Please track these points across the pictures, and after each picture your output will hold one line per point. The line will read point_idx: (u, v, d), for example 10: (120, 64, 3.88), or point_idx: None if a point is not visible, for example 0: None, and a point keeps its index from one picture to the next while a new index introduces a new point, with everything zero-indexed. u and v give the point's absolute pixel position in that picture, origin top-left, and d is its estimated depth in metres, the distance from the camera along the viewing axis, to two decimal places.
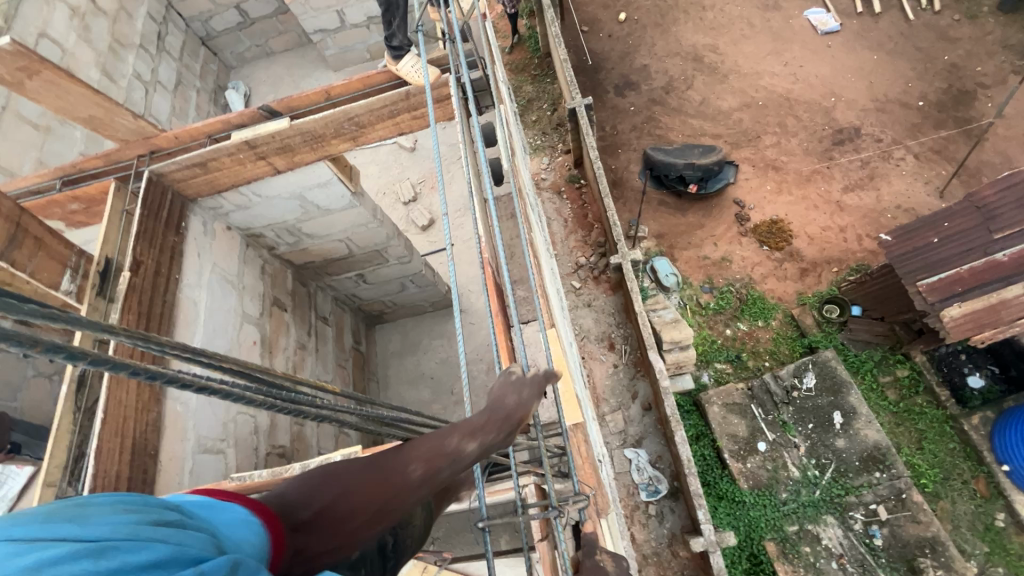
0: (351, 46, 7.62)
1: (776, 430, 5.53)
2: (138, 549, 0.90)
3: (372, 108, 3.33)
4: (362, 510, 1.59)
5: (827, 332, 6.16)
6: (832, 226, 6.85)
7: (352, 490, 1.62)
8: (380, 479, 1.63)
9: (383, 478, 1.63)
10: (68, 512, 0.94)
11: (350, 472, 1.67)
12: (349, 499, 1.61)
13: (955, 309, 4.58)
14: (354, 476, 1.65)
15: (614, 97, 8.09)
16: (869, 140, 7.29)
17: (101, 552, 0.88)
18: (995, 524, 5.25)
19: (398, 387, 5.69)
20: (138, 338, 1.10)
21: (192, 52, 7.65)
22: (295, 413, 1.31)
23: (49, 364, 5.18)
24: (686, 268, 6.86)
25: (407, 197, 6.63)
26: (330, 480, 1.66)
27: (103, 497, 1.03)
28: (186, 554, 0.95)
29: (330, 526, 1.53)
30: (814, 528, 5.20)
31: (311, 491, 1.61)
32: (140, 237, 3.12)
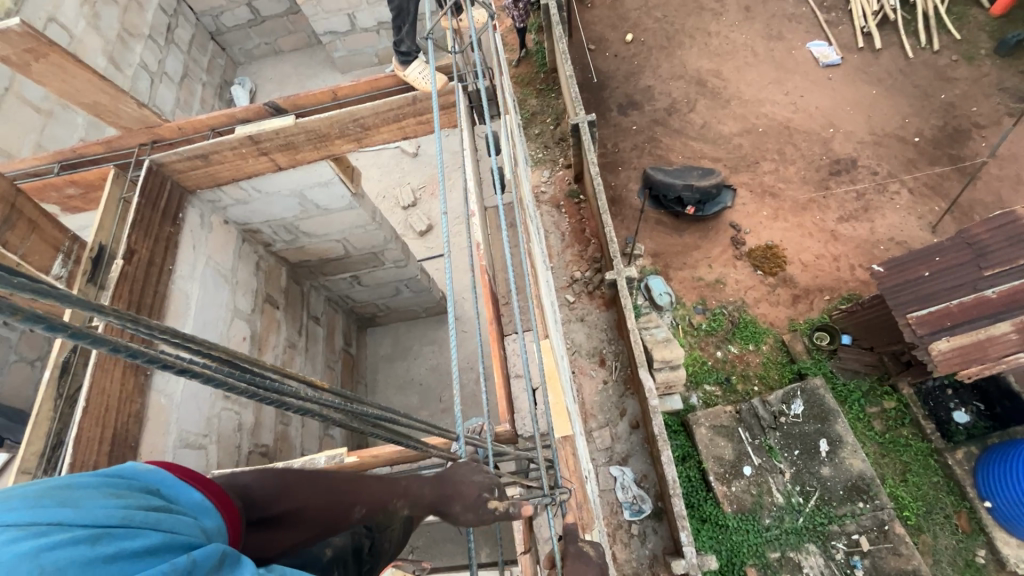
0: (360, 49, 7.68)
1: (762, 454, 5.52)
2: (132, 538, 1.12)
3: (378, 110, 3.35)
4: (310, 526, 1.88)
5: (817, 359, 6.19)
6: (826, 255, 6.92)
7: (309, 506, 1.91)
8: (334, 505, 1.93)
9: (334, 508, 1.92)
10: (65, 498, 1.14)
11: (313, 484, 1.95)
12: (305, 515, 1.88)
13: (944, 342, 4.62)
14: (316, 493, 1.93)
15: (617, 115, 8.19)
16: (865, 172, 7.40)
17: (101, 536, 1.09)
18: (975, 560, 5.26)
19: (386, 392, 5.65)
20: (127, 320, 1.10)
21: (200, 46, 7.68)
22: (278, 404, 1.27)
23: (33, 350, 5.10)
24: (680, 288, 6.90)
25: (407, 202, 6.64)
26: (296, 486, 1.92)
27: (85, 482, 1.22)
28: (173, 541, 1.19)
29: (283, 529, 1.82)
30: (795, 555, 5.21)
31: (275, 491, 1.87)
32: (135, 226, 3.10)
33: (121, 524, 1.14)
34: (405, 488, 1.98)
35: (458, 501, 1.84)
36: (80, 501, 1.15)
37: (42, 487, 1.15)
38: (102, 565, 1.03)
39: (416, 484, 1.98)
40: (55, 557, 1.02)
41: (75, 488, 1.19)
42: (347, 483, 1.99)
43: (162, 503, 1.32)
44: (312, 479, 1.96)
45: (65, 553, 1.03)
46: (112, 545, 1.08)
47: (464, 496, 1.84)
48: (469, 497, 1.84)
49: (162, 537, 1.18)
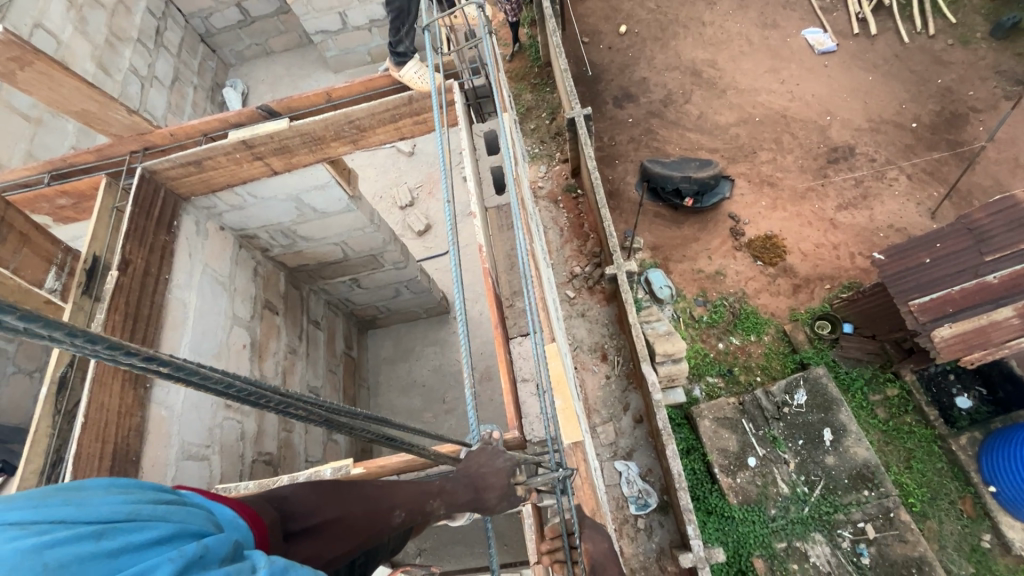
0: (352, 48, 7.60)
1: (766, 445, 5.51)
2: (138, 531, 1.20)
3: (374, 112, 3.31)
4: (349, 536, 1.99)
5: (819, 349, 6.17)
6: (826, 243, 6.89)
7: (347, 515, 2.03)
8: (371, 512, 2.05)
9: (371, 516, 2.04)
10: (72, 496, 1.21)
11: (349, 497, 2.09)
12: (345, 521, 2.02)
13: (946, 329, 4.60)
14: (354, 501, 2.07)
15: (613, 108, 8.12)
16: (863, 159, 7.36)
17: (106, 531, 1.16)
18: (981, 544, 5.26)
19: (389, 394, 5.62)
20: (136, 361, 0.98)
21: (190, 49, 7.59)
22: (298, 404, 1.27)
23: (31, 363, 5.05)
24: (680, 281, 6.86)
25: (404, 202, 6.58)
26: (330, 499, 2.06)
27: (94, 483, 1.32)
28: (185, 531, 1.29)
29: (325, 540, 1.95)
30: (802, 545, 5.18)
31: (315, 503, 2.02)
32: (129, 236, 3.05)
33: (127, 517, 1.22)
34: (438, 490, 2.09)
35: (489, 493, 2.00)
36: (89, 497, 1.23)
37: (46, 489, 1.22)
38: (103, 561, 1.11)
39: (446, 482, 2.09)
40: (59, 553, 1.09)
41: (83, 486, 1.27)
42: (381, 492, 2.12)
43: (176, 496, 1.42)
44: (349, 493, 2.11)
45: (71, 548, 1.10)
46: (117, 540, 1.16)
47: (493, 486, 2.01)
48: (499, 487, 2.01)
49: (171, 527, 1.27)
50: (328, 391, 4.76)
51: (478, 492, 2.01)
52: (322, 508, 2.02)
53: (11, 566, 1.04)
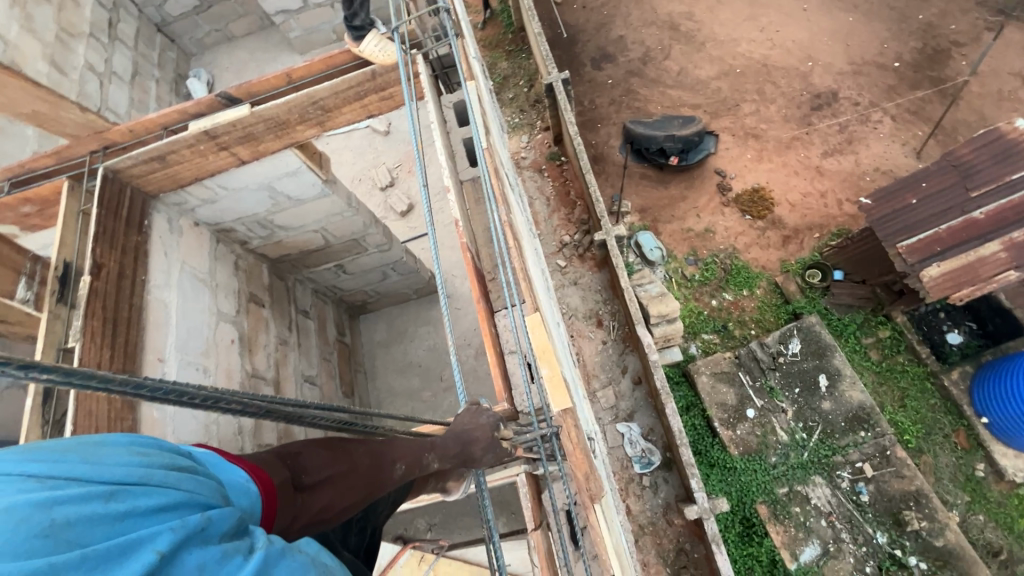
0: (316, 27, 7.33)
1: (763, 396, 5.60)
2: (143, 496, 1.21)
3: (337, 90, 3.21)
4: (358, 489, 1.90)
5: (811, 298, 6.20)
6: (812, 192, 6.86)
7: (353, 469, 1.93)
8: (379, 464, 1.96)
9: (378, 466, 1.96)
10: (90, 457, 1.26)
11: (353, 451, 1.97)
12: (352, 475, 1.91)
13: (934, 269, 4.60)
14: (360, 453, 1.97)
15: (591, 70, 7.93)
16: (847, 103, 7.27)
17: (116, 493, 1.19)
18: (975, 474, 5.44)
19: (387, 376, 5.63)
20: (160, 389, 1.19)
21: (147, 40, 7.30)
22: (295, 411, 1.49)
23: None
24: (670, 241, 6.84)
25: (384, 183, 6.46)
26: (336, 453, 1.94)
27: (116, 439, 1.36)
28: (194, 501, 1.29)
29: (334, 495, 1.84)
30: (803, 488, 5.30)
31: (324, 460, 1.89)
32: (99, 239, 3.00)
33: (139, 481, 1.24)
34: (432, 446, 2.13)
35: (476, 446, 2.15)
36: (106, 456, 1.27)
37: (71, 445, 1.27)
38: (111, 524, 1.14)
39: (438, 438, 2.17)
40: (66, 511, 1.11)
41: (106, 445, 1.31)
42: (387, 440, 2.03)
43: (190, 463, 1.42)
44: (354, 446, 2.00)
45: (79, 507, 1.13)
46: (125, 503, 1.18)
47: (478, 439, 2.17)
48: (484, 440, 2.17)
49: (181, 496, 1.27)
50: (324, 378, 4.76)
51: (466, 449, 2.15)
52: (328, 464, 1.89)
53: (23, 517, 1.07)
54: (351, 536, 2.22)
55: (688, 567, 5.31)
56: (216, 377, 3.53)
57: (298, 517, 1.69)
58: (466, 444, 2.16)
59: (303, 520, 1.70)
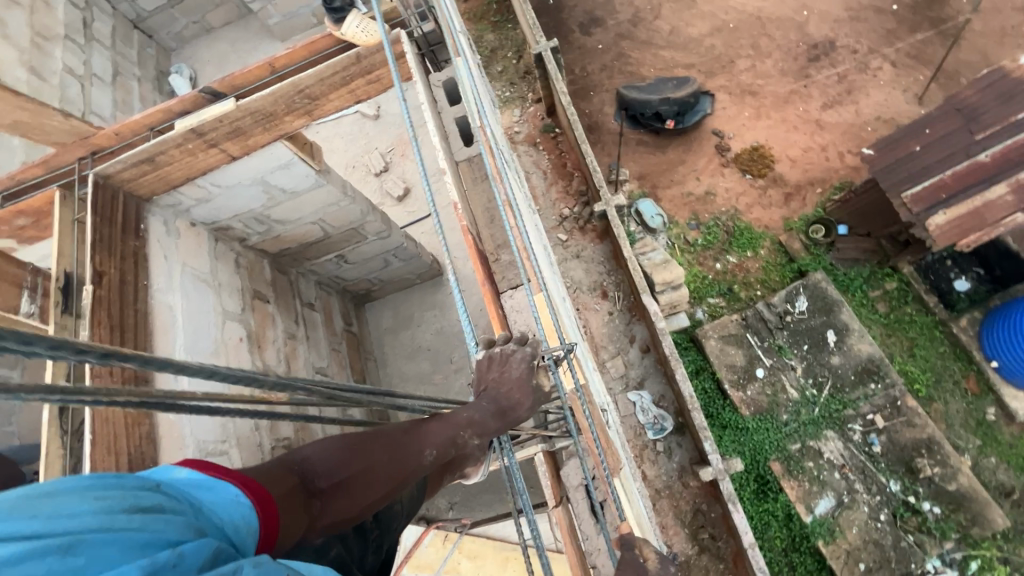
0: (295, 12, 7.15)
1: (772, 355, 5.61)
2: (103, 544, 1.16)
3: (322, 76, 3.14)
4: (379, 483, 1.99)
5: (816, 255, 6.15)
6: (813, 146, 6.73)
7: (371, 467, 1.99)
8: (399, 458, 2.01)
9: (397, 461, 2.01)
10: (39, 508, 1.18)
11: (366, 447, 2.02)
12: (373, 472, 1.99)
13: (941, 217, 4.54)
14: (379, 450, 2.01)
15: (580, 36, 7.71)
16: (844, 52, 7.06)
17: (72, 546, 1.13)
18: (986, 418, 5.47)
19: (397, 362, 5.68)
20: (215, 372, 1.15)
21: (124, 38, 7.14)
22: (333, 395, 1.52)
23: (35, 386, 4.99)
24: (671, 207, 6.75)
25: (378, 168, 6.38)
26: (355, 451, 2.01)
27: (68, 484, 1.28)
28: (164, 540, 1.24)
29: (354, 491, 1.96)
30: (815, 443, 5.36)
31: (337, 459, 1.98)
32: (97, 247, 2.98)
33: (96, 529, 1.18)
34: (466, 422, 2.07)
35: (518, 408, 2.07)
36: (59, 507, 1.20)
37: (13, 499, 1.19)
38: None
39: (473, 413, 2.07)
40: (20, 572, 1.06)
41: (53, 494, 1.23)
42: (409, 430, 2.07)
43: (155, 498, 1.37)
44: (371, 440, 2.04)
45: (33, 567, 1.08)
46: (82, 558, 1.12)
47: (520, 402, 2.07)
48: (525, 400, 2.08)
49: (144, 538, 1.23)
50: (335, 369, 4.80)
51: (506, 415, 2.06)
52: (341, 467, 1.97)
53: None
54: (369, 554, 2.24)
55: (705, 526, 5.42)
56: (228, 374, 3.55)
57: (316, 520, 1.84)
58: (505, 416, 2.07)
59: (322, 521, 1.87)
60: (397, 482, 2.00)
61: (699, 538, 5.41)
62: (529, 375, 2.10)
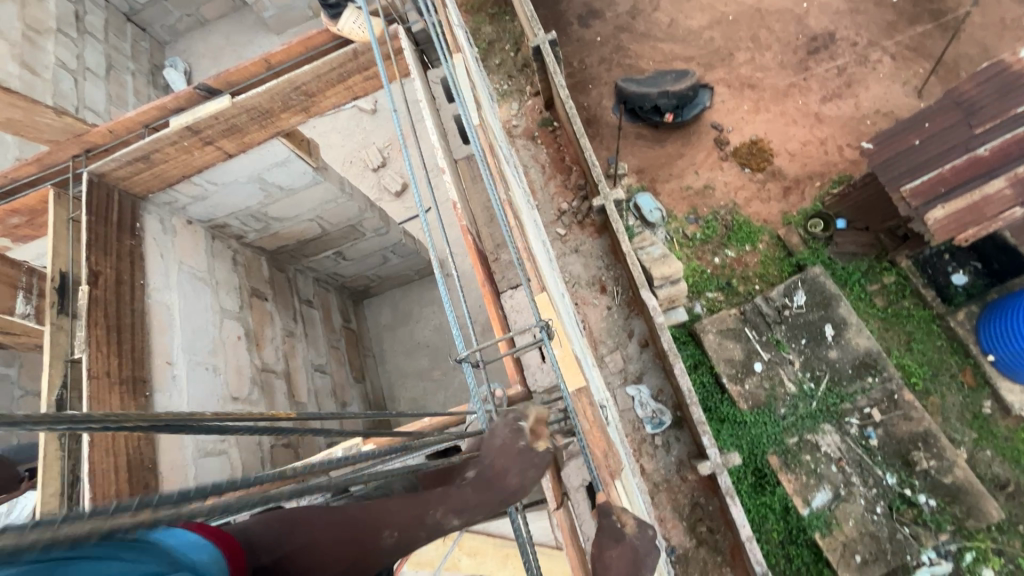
0: (291, 4, 7.08)
1: (770, 349, 5.62)
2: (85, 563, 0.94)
3: (318, 72, 3.10)
4: (330, 562, 1.51)
5: (814, 249, 6.15)
6: (812, 140, 6.71)
7: (320, 542, 1.52)
8: (357, 539, 1.54)
9: (354, 541, 1.54)
10: None
11: (326, 524, 1.55)
12: (323, 552, 1.51)
13: (939, 211, 4.53)
14: (332, 525, 1.56)
15: (579, 28, 7.65)
16: (844, 45, 7.02)
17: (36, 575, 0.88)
18: (982, 411, 5.51)
19: (395, 358, 5.68)
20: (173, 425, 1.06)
21: (117, 31, 7.05)
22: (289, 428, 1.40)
23: (32, 383, 4.97)
24: (669, 201, 6.73)
25: (376, 163, 6.35)
26: (303, 521, 1.55)
27: None
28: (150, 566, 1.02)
29: (296, 570, 1.47)
30: (813, 437, 5.38)
31: (279, 530, 1.50)
32: (92, 247, 2.96)
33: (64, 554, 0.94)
34: (444, 497, 1.69)
35: (510, 474, 1.77)
36: None
37: None
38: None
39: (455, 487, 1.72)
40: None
41: None
42: (368, 504, 1.64)
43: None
44: (318, 515, 1.58)
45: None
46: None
47: (507, 473, 1.77)
48: (518, 466, 1.79)
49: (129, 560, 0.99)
50: (333, 365, 4.79)
51: (491, 487, 1.74)
52: (278, 541, 1.48)
53: None
54: None
55: (703, 519, 5.46)
56: (226, 374, 3.54)
57: None
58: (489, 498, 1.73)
59: None
60: (352, 569, 1.52)
61: (696, 531, 5.44)
62: (516, 439, 1.87)
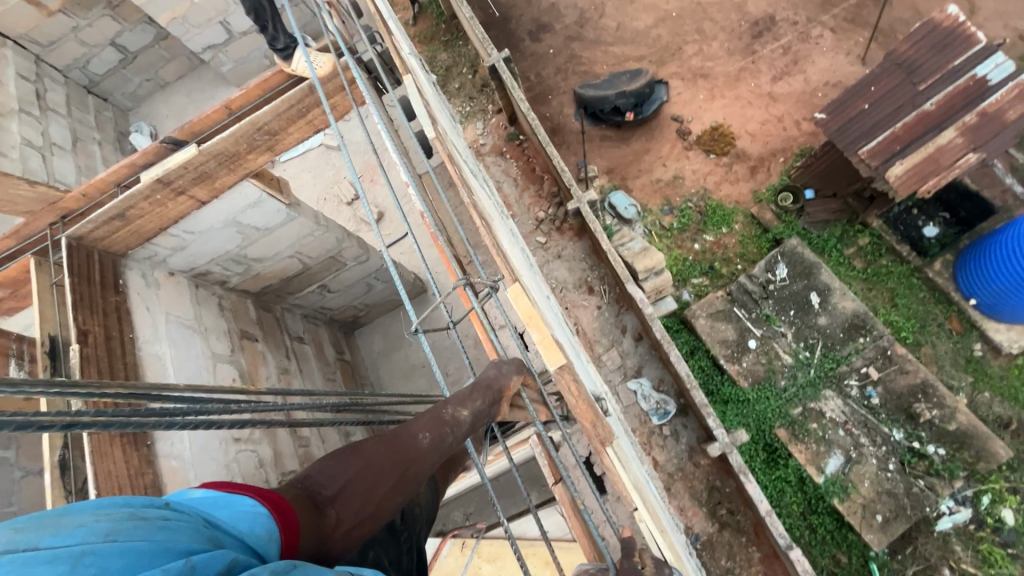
0: (247, 56, 7.23)
1: (761, 325, 5.73)
2: (114, 557, 1.14)
3: (279, 111, 3.30)
4: (383, 478, 1.75)
5: (788, 222, 6.32)
6: (769, 119, 6.94)
7: (370, 463, 1.75)
8: (395, 446, 1.81)
9: (394, 452, 1.79)
10: (48, 530, 1.15)
11: (363, 448, 1.77)
12: (375, 470, 1.75)
13: (898, 167, 4.71)
14: (374, 450, 1.77)
15: (531, 43, 7.88)
16: (785, 25, 7.30)
17: (82, 558, 1.12)
18: (974, 354, 5.64)
19: (393, 384, 5.70)
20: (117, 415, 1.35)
21: (79, 103, 7.15)
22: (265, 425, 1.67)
23: (33, 463, 4.93)
24: (643, 196, 6.90)
25: (349, 197, 6.46)
26: (349, 454, 1.75)
27: (82, 505, 1.25)
28: (176, 549, 1.21)
29: (361, 493, 1.70)
30: (816, 404, 5.45)
31: (336, 465, 1.72)
32: (79, 307, 3.02)
33: (103, 541, 1.16)
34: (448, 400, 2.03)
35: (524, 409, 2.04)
36: (67, 526, 1.16)
37: (23, 524, 1.17)
38: None
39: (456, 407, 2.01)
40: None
41: (65, 513, 1.21)
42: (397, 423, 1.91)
43: (163, 509, 1.31)
44: (363, 444, 1.79)
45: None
46: (93, 569, 1.11)
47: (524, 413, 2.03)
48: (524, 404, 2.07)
49: (154, 548, 1.18)
50: None
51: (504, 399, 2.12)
52: (335, 475, 1.70)
53: None
54: (402, 555, 2.18)
55: (722, 502, 5.48)
56: None
57: (335, 532, 1.60)
58: (497, 393, 2.13)
59: (341, 530, 1.61)
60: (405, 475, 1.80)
61: (717, 514, 5.46)
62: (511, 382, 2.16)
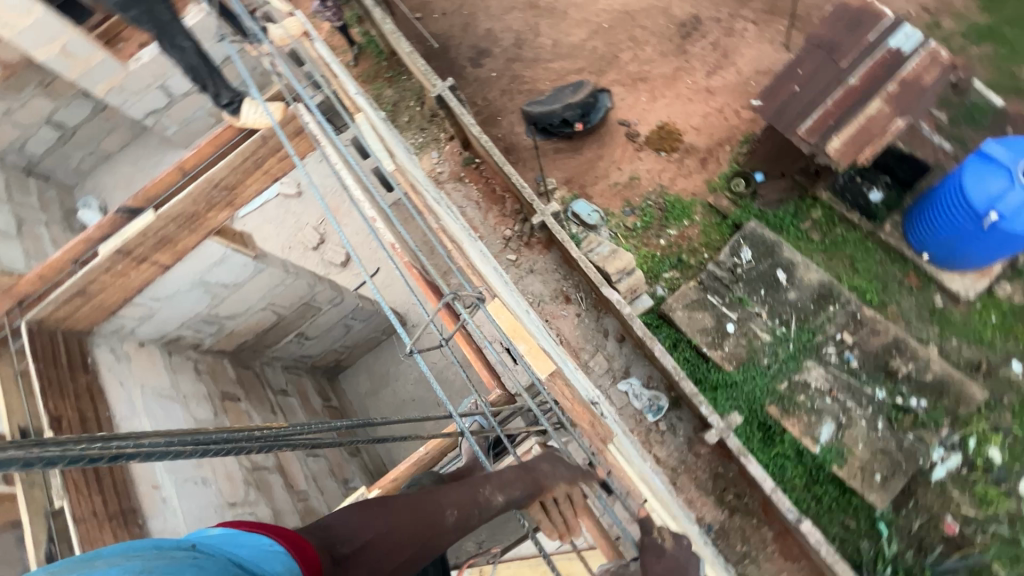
0: (191, 116, 7.18)
1: (736, 308, 5.89)
2: None
3: (236, 165, 3.43)
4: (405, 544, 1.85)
5: (744, 206, 6.57)
6: (711, 111, 7.24)
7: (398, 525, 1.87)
8: (422, 516, 1.92)
9: (419, 519, 1.91)
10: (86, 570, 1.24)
11: (390, 505, 1.91)
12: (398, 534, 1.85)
13: (835, 141, 4.96)
14: (400, 512, 1.90)
15: (473, 70, 8.06)
16: (711, 22, 7.66)
17: None
18: (937, 305, 5.91)
19: (386, 423, 5.58)
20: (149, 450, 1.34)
21: (21, 187, 6.97)
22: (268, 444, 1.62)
23: (11, 569, 4.59)
24: (603, 202, 7.04)
25: (314, 242, 6.47)
26: (376, 509, 1.88)
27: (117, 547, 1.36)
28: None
29: (380, 555, 1.80)
30: (800, 376, 5.58)
31: (359, 519, 1.82)
32: (47, 393, 2.90)
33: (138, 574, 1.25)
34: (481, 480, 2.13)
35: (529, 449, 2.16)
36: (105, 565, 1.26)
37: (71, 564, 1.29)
38: None
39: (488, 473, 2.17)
40: None
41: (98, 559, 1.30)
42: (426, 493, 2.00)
43: (191, 550, 1.40)
44: (392, 502, 1.94)
45: None
46: None
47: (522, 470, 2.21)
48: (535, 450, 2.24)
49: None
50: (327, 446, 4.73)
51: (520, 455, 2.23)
52: (358, 530, 1.80)
53: None
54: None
55: (729, 487, 5.52)
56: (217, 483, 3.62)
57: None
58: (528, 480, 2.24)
59: None
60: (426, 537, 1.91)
61: (726, 501, 5.49)
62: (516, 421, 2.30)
